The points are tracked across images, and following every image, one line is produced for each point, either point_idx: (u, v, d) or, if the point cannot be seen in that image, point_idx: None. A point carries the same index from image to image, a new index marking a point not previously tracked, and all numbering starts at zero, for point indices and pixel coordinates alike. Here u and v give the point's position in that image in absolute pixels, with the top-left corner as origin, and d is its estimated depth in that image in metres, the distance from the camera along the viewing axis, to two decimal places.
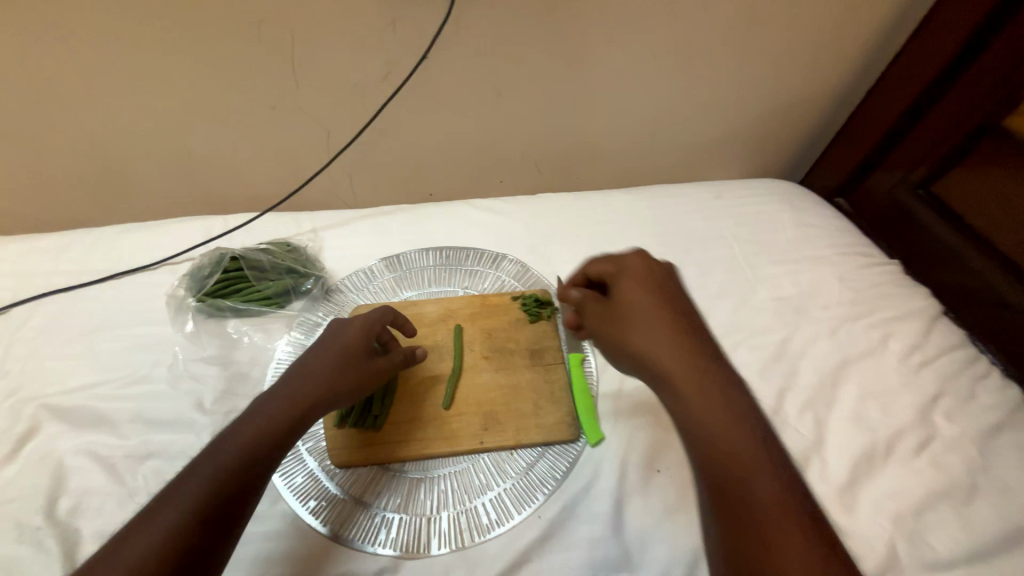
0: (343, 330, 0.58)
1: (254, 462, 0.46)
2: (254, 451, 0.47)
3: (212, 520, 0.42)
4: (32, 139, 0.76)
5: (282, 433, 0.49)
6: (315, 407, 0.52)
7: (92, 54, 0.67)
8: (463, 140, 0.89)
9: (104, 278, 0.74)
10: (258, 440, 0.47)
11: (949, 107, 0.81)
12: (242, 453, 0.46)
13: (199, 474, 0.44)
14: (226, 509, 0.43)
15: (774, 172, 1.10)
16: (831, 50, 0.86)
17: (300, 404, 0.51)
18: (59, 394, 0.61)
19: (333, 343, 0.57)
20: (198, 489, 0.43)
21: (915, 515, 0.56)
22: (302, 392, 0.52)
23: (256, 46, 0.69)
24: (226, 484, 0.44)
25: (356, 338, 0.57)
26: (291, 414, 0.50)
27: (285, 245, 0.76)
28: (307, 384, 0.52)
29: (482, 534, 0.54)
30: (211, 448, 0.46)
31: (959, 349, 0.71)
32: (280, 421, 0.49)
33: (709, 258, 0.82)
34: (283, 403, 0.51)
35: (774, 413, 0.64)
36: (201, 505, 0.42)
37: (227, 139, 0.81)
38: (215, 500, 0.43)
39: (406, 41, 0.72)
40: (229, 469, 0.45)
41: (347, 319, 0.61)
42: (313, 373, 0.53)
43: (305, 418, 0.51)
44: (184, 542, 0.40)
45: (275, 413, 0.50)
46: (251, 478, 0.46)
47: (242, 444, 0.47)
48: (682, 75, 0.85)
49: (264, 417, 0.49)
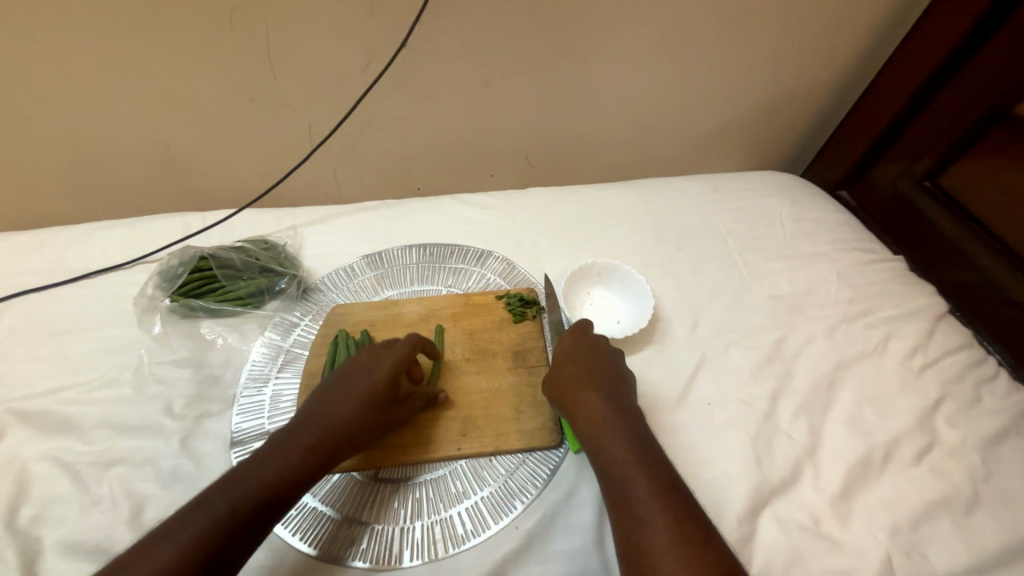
0: (377, 366, 0.56)
1: (266, 504, 0.46)
2: (269, 493, 0.46)
3: (214, 565, 0.41)
4: (0, 134, 0.73)
5: (300, 477, 0.48)
6: (336, 450, 0.51)
7: (56, 44, 0.64)
8: (449, 132, 0.86)
9: (75, 278, 0.72)
10: (275, 482, 0.47)
11: (956, 93, 0.77)
12: (257, 495, 0.45)
13: (210, 508, 0.44)
14: (233, 548, 0.43)
15: (774, 164, 1.06)
16: (835, 35, 0.81)
17: (323, 447, 0.50)
18: (25, 398, 0.60)
19: (359, 380, 0.55)
20: (207, 525, 0.42)
21: (911, 526, 0.53)
22: (326, 433, 0.51)
23: (226, 36, 0.66)
24: (234, 525, 0.43)
25: (386, 377, 0.55)
26: (313, 456, 0.49)
27: (261, 243, 0.73)
28: (334, 425, 0.51)
29: (457, 545, 0.52)
30: (226, 480, 0.46)
31: (963, 350, 0.68)
32: (301, 463, 0.49)
33: (703, 254, 0.78)
34: (306, 443, 0.50)
35: (767, 418, 0.61)
36: (202, 549, 0.41)
37: (202, 133, 0.78)
38: (221, 540, 0.43)
39: (385, 29, 0.69)
40: (242, 508, 0.44)
41: (374, 349, 0.58)
42: (336, 412, 0.52)
43: (326, 461, 0.50)
44: None
45: (296, 453, 0.49)
46: (260, 521, 0.45)
47: (258, 484, 0.46)
48: (677, 62, 0.81)
49: (285, 457, 0.48)
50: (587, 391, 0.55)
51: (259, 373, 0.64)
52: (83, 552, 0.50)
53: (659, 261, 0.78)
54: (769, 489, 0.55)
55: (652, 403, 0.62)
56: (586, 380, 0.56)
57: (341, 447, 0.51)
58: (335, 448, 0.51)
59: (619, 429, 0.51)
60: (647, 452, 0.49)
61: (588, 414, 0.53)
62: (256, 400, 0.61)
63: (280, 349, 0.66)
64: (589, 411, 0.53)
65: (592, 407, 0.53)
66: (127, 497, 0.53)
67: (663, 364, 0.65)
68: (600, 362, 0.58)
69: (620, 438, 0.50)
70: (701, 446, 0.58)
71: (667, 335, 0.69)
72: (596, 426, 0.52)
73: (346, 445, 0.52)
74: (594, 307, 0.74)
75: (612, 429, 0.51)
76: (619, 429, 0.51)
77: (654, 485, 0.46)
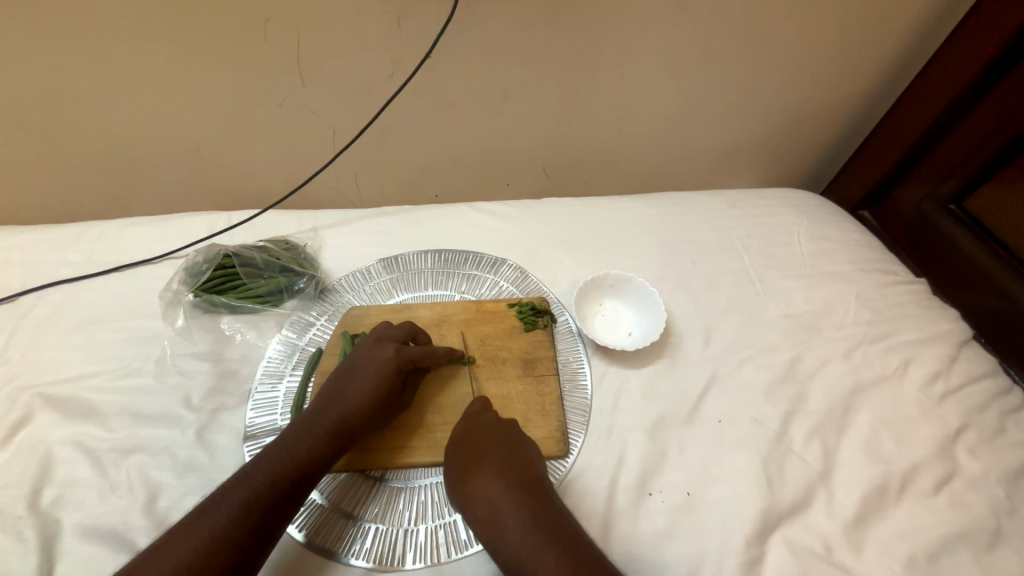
0: (370, 364, 0.58)
1: (276, 498, 0.48)
2: (276, 488, 0.49)
3: (258, 525, 0.46)
4: (45, 132, 0.77)
5: (306, 471, 0.51)
6: (356, 428, 0.55)
7: (103, 49, 0.68)
8: (469, 141, 0.87)
9: (106, 270, 0.75)
10: (282, 477, 0.49)
11: (985, 114, 0.75)
12: (265, 489, 0.48)
13: (226, 505, 0.46)
14: (271, 516, 0.47)
15: (794, 181, 1.05)
16: (859, 53, 0.81)
17: (324, 442, 0.53)
18: (54, 383, 0.62)
19: (370, 366, 0.58)
20: (224, 520, 0.45)
21: (929, 559, 0.52)
22: (345, 412, 0.55)
23: (261, 43, 0.69)
24: (269, 497, 0.48)
25: (392, 362, 0.58)
26: (315, 451, 0.52)
27: (283, 243, 0.76)
28: (331, 422, 0.54)
29: (460, 550, 0.52)
30: (264, 458, 0.51)
31: (987, 378, 0.66)
32: (304, 458, 0.51)
33: (718, 270, 0.78)
34: (309, 438, 0.53)
35: (779, 438, 0.60)
36: (245, 513, 0.46)
37: (232, 136, 0.81)
38: (253, 519, 0.46)
39: (412, 41, 0.71)
40: (252, 504, 0.47)
41: (380, 339, 0.62)
42: (351, 394, 0.56)
43: (329, 455, 0.53)
44: (231, 543, 0.44)
45: (299, 449, 0.52)
46: (271, 515, 0.47)
47: (266, 478, 0.49)
48: (698, 77, 0.81)
49: (288, 453, 0.51)
50: (478, 474, 0.52)
51: (275, 370, 0.65)
52: (99, 536, 0.51)
53: (673, 275, 0.77)
54: (780, 511, 0.54)
55: (662, 418, 0.61)
56: (475, 464, 0.53)
57: (341, 442, 0.54)
58: (336, 443, 0.54)
59: (512, 515, 0.49)
60: (544, 525, 0.48)
61: (481, 509, 0.50)
62: (271, 395, 0.63)
63: (295, 347, 0.68)
64: (482, 504, 0.51)
65: (483, 497, 0.51)
66: (143, 484, 0.54)
67: (674, 378, 0.65)
68: (486, 436, 0.55)
69: (514, 524, 0.48)
70: (711, 464, 0.58)
71: (679, 349, 0.68)
72: (492, 521, 0.49)
73: (346, 439, 0.54)
74: (606, 318, 0.74)
75: (505, 519, 0.49)
76: (512, 513, 0.49)
77: (561, 562, 0.45)
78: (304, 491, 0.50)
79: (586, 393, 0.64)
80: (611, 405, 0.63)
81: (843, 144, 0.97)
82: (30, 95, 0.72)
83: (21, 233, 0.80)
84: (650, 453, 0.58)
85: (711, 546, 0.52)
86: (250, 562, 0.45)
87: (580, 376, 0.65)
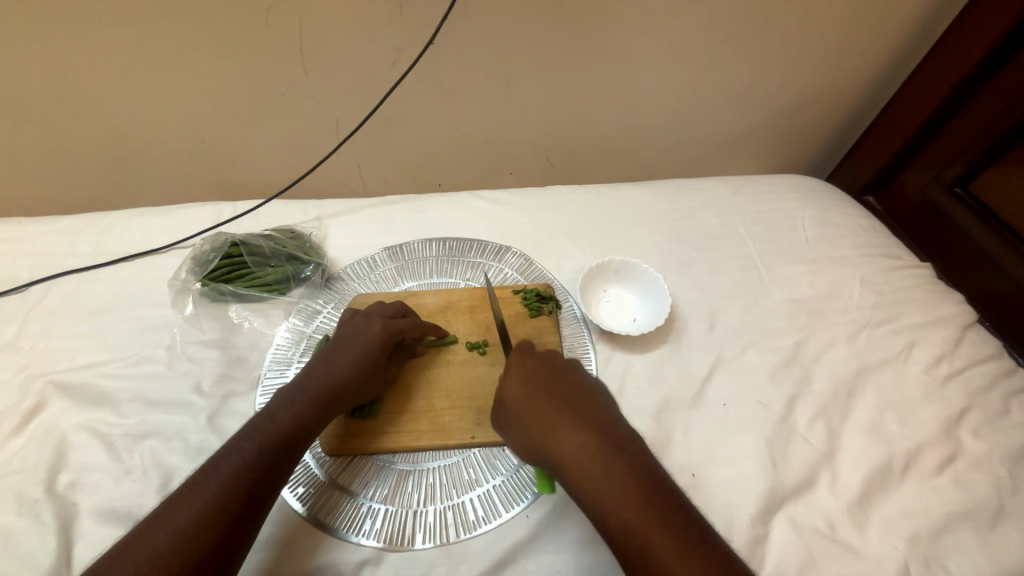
0: (354, 338, 0.59)
1: (266, 464, 0.49)
2: (266, 455, 0.50)
3: (253, 490, 0.47)
4: (50, 122, 0.77)
5: (294, 437, 0.52)
6: (340, 397, 0.56)
7: (102, 36, 0.67)
8: (472, 129, 0.87)
9: (114, 261, 0.76)
10: (270, 444, 0.50)
11: (988, 98, 0.75)
12: (254, 457, 0.49)
13: (216, 473, 0.47)
14: (264, 481, 0.48)
15: (798, 167, 1.04)
16: (867, 35, 0.80)
17: (310, 410, 0.54)
18: (65, 371, 0.63)
19: (352, 340, 0.59)
20: (215, 489, 0.46)
21: (932, 537, 0.52)
22: (327, 383, 0.56)
23: (263, 30, 0.69)
24: (260, 463, 0.49)
25: (373, 337, 0.59)
26: (301, 418, 0.53)
27: (289, 232, 0.76)
28: (317, 392, 0.55)
29: (469, 531, 0.53)
30: (251, 427, 0.51)
31: (992, 360, 0.66)
32: (291, 426, 0.52)
33: (723, 256, 0.78)
34: (294, 407, 0.54)
35: (783, 421, 0.60)
36: (239, 477, 0.47)
37: (235, 126, 0.81)
38: (249, 484, 0.47)
39: (414, 28, 0.71)
40: (244, 471, 0.48)
41: (359, 315, 0.63)
42: (333, 366, 0.57)
43: (315, 423, 0.54)
44: (226, 509, 0.45)
45: (285, 417, 0.53)
46: (266, 480, 0.48)
47: (255, 445, 0.50)
48: (702, 63, 0.81)
49: (276, 421, 0.52)
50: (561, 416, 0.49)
51: (283, 357, 0.66)
52: (115, 517, 0.52)
53: (677, 261, 0.78)
54: (784, 491, 0.55)
55: (666, 401, 0.62)
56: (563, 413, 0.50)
57: (327, 410, 0.55)
58: (321, 411, 0.55)
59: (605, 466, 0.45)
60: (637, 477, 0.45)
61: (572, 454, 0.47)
62: (279, 381, 0.64)
63: (303, 334, 0.69)
64: (576, 462, 0.46)
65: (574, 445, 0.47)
66: (157, 468, 0.55)
67: (679, 363, 0.65)
68: (559, 381, 0.53)
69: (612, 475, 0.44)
70: (716, 445, 0.58)
71: (683, 333, 0.69)
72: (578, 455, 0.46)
73: (331, 408, 0.55)
74: (610, 304, 0.74)
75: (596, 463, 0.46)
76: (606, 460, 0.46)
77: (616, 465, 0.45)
78: (293, 456, 0.52)
79: (591, 378, 0.64)
80: (616, 390, 0.63)
81: (848, 130, 0.96)
82: (31, 84, 0.72)
83: (27, 224, 0.80)
84: (656, 435, 0.59)
85: (716, 526, 0.52)
86: (247, 525, 0.46)
87: (585, 361, 0.66)
